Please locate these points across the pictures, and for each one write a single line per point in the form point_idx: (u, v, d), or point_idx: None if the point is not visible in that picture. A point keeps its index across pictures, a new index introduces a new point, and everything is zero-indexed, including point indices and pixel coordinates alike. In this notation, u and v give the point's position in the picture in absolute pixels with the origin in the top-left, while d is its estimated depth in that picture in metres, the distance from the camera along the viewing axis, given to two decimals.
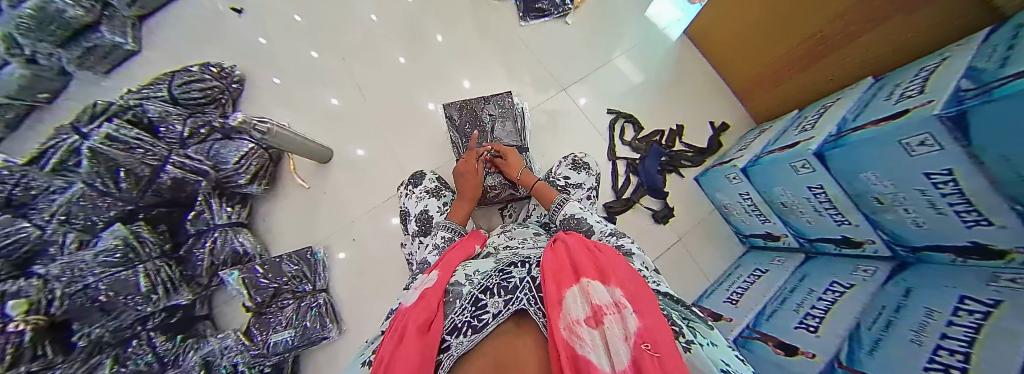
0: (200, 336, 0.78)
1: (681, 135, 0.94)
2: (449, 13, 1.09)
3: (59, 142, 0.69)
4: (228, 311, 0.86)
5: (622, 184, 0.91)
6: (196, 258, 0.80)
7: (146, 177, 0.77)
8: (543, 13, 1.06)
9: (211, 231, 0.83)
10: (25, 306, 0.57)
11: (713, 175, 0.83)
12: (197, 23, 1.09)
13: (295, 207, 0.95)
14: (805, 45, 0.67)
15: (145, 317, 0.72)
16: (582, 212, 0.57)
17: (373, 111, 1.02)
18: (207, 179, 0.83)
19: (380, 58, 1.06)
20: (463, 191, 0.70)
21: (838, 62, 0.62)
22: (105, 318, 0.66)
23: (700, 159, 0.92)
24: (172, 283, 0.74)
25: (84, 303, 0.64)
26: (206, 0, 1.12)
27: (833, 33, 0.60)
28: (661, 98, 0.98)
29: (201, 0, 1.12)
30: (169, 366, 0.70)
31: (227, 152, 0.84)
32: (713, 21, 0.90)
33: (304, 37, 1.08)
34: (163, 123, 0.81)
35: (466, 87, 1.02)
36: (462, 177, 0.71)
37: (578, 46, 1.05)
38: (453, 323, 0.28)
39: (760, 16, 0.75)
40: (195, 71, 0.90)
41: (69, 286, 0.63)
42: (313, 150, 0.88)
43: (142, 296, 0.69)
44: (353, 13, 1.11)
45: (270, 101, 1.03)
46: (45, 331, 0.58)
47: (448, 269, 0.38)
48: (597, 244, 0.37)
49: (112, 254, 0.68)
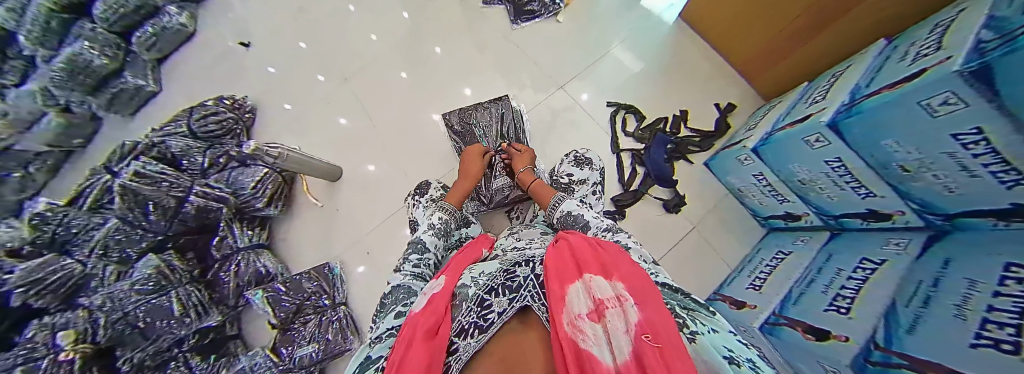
0: (232, 355, 0.80)
1: (686, 120, 0.92)
2: (444, 24, 1.11)
3: (94, 182, 0.79)
4: (255, 329, 0.88)
5: (628, 177, 0.89)
6: (223, 280, 0.83)
7: (172, 208, 0.80)
8: (533, 14, 1.07)
9: (235, 254, 0.87)
10: (74, 336, 0.64)
11: (723, 158, 0.81)
12: (209, 60, 1.15)
13: (310, 226, 0.97)
14: (805, 16, 0.65)
15: (180, 339, 0.76)
16: (579, 209, 0.56)
17: (378, 126, 1.05)
18: (228, 205, 0.86)
19: (382, 75, 1.09)
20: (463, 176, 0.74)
21: (841, 30, 0.60)
22: (144, 343, 0.71)
23: (709, 143, 0.89)
24: (203, 305, 0.77)
25: (125, 330, 0.69)
26: (215, 37, 1.18)
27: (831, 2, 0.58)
28: (664, 86, 0.96)
29: (211, 37, 1.18)
30: None
31: (244, 178, 0.88)
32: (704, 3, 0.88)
33: (309, 64, 1.13)
34: (186, 157, 0.86)
35: (467, 95, 1.03)
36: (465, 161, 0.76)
37: (573, 43, 1.05)
38: (460, 325, 0.28)
39: None
40: (211, 105, 0.95)
41: (111, 314, 0.69)
42: (323, 171, 0.91)
43: (177, 319, 0.73)
44: (353, 35, 1.14)
45: (282, 127, 1.07)
46: (92, 359, 0.65)
47: (455, 273, 0.38)
48: (599, 240, 0.37)
49: (146, 283, 0.73)
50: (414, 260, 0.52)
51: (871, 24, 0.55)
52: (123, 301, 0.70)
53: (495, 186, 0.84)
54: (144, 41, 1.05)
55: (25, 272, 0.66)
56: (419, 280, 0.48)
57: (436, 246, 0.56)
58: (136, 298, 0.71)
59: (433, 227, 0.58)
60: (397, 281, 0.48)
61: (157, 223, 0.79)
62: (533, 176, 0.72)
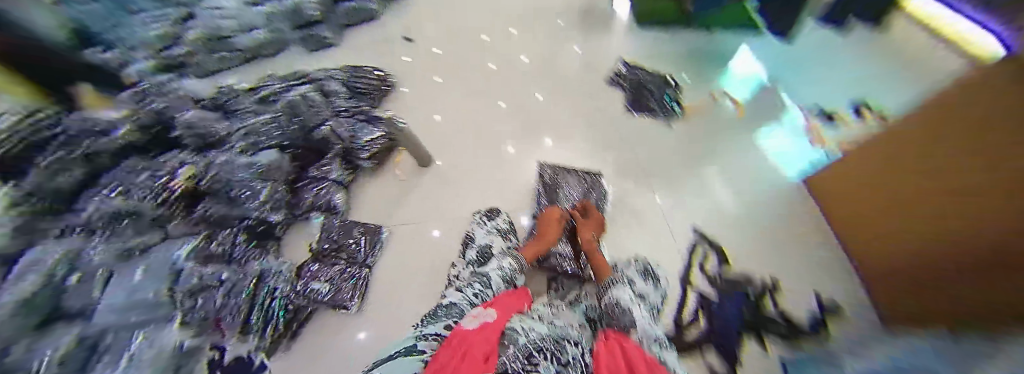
0: (265, 249, 0.92)
1: (776, 295, 0.87)
2: (557, 85, 1.31)
3: (268, 86, 1.06)
4: (295, 244, 0.99)
5: (686, 321, 0.82)
6: (306, 193, 1.00)
7: (305, 126, 1.02)
8: (650, 110, 1.20)
9: (323, 179, 1.02)
10: (189, 175, 0.84)
11: (810, 365, 0.71)
12: (373, 37, 1.49)
13: (380, 191, 1.10)
14: (960, 251, 0.59)
15: (245, 217, 0.90)
16: (629, 302, 0.62)
17: (464, 134, 1.21)
18: (342, 143, 1.06)
19: (487, 99, 1.30)
20: (544, 235, 0.83)
21: (994, 288, 0.52)
22: (224, 206, 0.88)
23: (794, 336, 0.79)
24: (281, 203, 0.96)
25: (217, 187, 0.88)
26: (387, 23, 1.55)
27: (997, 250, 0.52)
28: (749, 236, 0.96)
29: (384, 23, 1.55)
30: (235, 264, 0.85)
31: (365, 131, 1.08)
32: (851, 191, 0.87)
33: (441, 71, 1.39)
34: (333, 95, 1.11)
35: (547, 146, 1.15)
36: (546, 223, 0.86)
37: (675, 151, 1.11)
38: (507, 368, 0.27)
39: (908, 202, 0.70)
40: (371, 72, 1.26)
41: (223, 173, 0.88)
42: (421, 154, 1.06)
43: (259, 202, 0.92)
44: (477, 60, 1.42)
45: (400, 105, 1.29)
46: (185, 195, 0.84)
47: (504, 315, 0.42)
48: (651, 361, 0.36)
49: (258, 167, 0.92)
50: (476, 289, 0.57)
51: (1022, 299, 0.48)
52: (234, 169, 0.89)
53: (557, 250, 0.84)
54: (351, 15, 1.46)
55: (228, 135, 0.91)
56: (468, 303, 0.52)
57: (499, 285, 0.59)
58: (246, 173, 0.91)
59: (501, 268, 0.63)
60: (453, 299, 0.55)
61: (290, 130, 1.00)
62: (598, 247, 0.82)
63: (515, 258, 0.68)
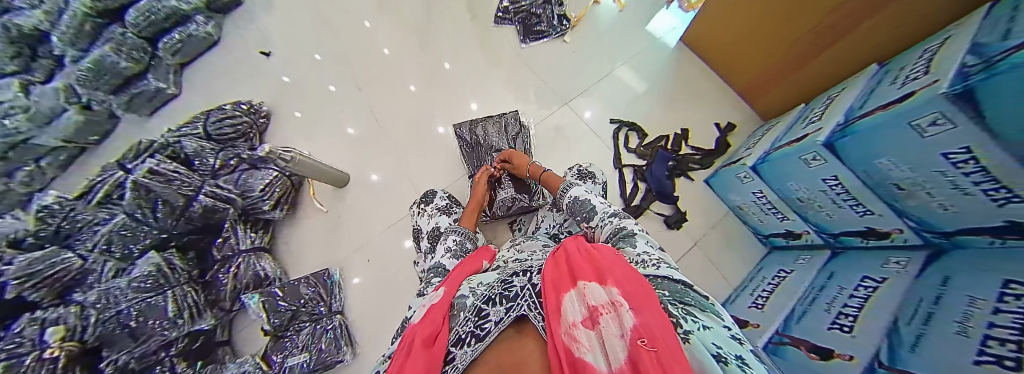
0: (218, 363, 0.77)
1: (686, 139, 0.96)
2: (456, 42, 1.17)
3: (106, 178, 0.79)
4: (247, 336, 0.86)
5: (631, 192, 0.91)
6: (220, 282, 0.82)
7: (180, 207, 0.81)
8: (542, 34, 1.14)
9: (235, 256, 0.86)
10: (62, 333, 0.62)
11: (724, 176, 0.83)
12: (230, 66, 1.20)
13: (314, 230, 0.98)
14: (813, 33, 0.67)
15: (169, 342, 0.71)
16: (586, 194, 0.58)
17: (387, 134, 1.08)
18: (235, 206, 0.88)
19: (394, 86, 1.14)
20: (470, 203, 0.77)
21: (848, 51, 0.63)
22: (133, 344, 0.67)
23: (710, 161, 0.92)
24: (196, 308, 0.76)
25: (115, 329, 0.66)
26: (237, 47, 1.24)
27: (836, 22, 0.61)
28: (667, 101, 1.01)
29: (232, 48, 1.23)
30: None
31: (254, 181, 0.89)
32: (709, 29, 0.94)
33: (326, 71, 1.18)
34: (198, 157, 0.87)
35: (472, 108, 1.07)
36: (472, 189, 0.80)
37: (575, 64, 1.10)
38: (457, 335, 0.29)
39: (760, 17, 0.76)
40: (228, 109, 0.98)
41: (104, 311, 0.66)
42: (331, 176, 0.93)
43: (170, 320, 0.71)
44: (366, 48, 1.20)
45: (294, 133, 1.10)
46: (78, 357, 0.62)
47: (453, 285, 0.40)
48: (594, 244, 0.37)
49: (145, 280, 0.71)
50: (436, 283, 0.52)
51: (873, 45, 0.58)
52: (118, 298, 0.68)
53: (497, 198, 0.86)
54: (170, 46, 1.12)
55: (23, 264, 0.64)
56: None
57: None
58: (133, 295, 0.69)
59: (450, 250, 0.61)
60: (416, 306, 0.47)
61: (156, 222, 0.79)
62: (541, 167, 0.76)
63: (458, 230, 0.66)
